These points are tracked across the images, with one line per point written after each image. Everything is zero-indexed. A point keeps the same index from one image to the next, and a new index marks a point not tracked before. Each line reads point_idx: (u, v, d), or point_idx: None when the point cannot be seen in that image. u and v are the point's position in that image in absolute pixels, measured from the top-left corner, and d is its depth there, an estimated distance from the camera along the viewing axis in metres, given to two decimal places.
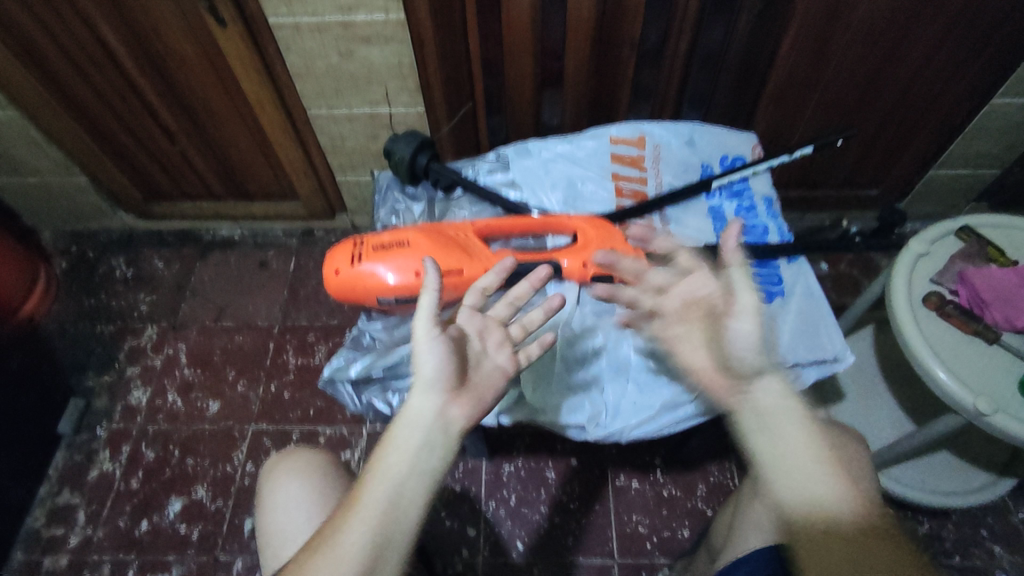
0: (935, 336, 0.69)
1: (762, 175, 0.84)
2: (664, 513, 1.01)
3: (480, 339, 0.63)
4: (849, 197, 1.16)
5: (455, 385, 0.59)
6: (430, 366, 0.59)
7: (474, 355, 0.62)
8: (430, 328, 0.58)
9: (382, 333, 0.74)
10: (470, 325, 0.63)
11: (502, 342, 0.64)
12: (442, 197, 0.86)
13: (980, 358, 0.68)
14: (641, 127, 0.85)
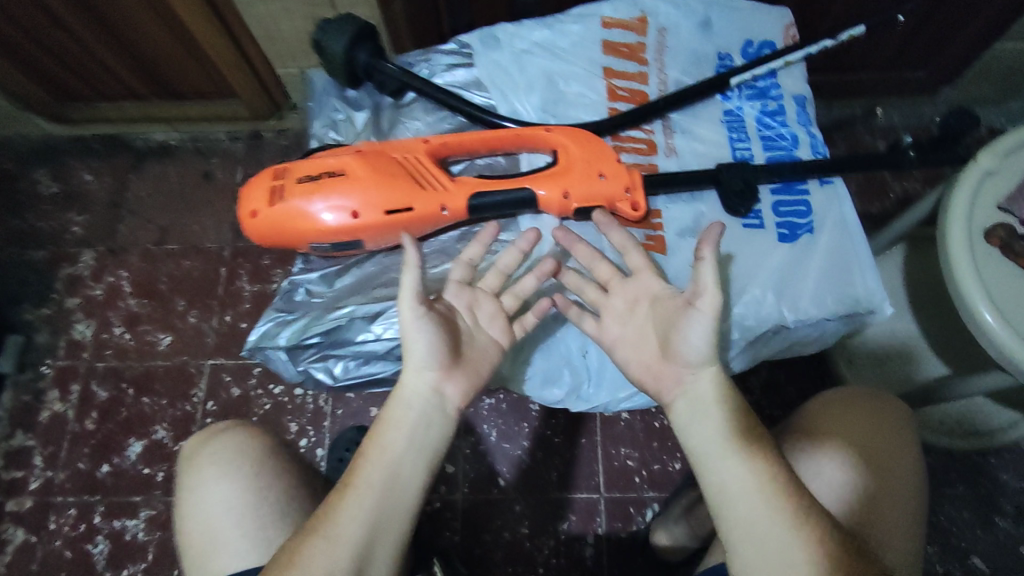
0: (995, 280, 0.56)
1: (795, 68, 0.66)
2: (654, 445, 0.95)
3: (471, 313, 0.53)
4: (889, 83, 0.97)
5: (451, 358, 0.49)
6: (421, 344, 0.48)
7: (466, 329, 0.52)
8: (418, 306, 0.48)
9: (319, 286, 0.61)
10: (458, 299, 0.53)
11: (496, 315, 0.53)
12: (391, 103, 0.69)
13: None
14: (642, 3, 0.65)
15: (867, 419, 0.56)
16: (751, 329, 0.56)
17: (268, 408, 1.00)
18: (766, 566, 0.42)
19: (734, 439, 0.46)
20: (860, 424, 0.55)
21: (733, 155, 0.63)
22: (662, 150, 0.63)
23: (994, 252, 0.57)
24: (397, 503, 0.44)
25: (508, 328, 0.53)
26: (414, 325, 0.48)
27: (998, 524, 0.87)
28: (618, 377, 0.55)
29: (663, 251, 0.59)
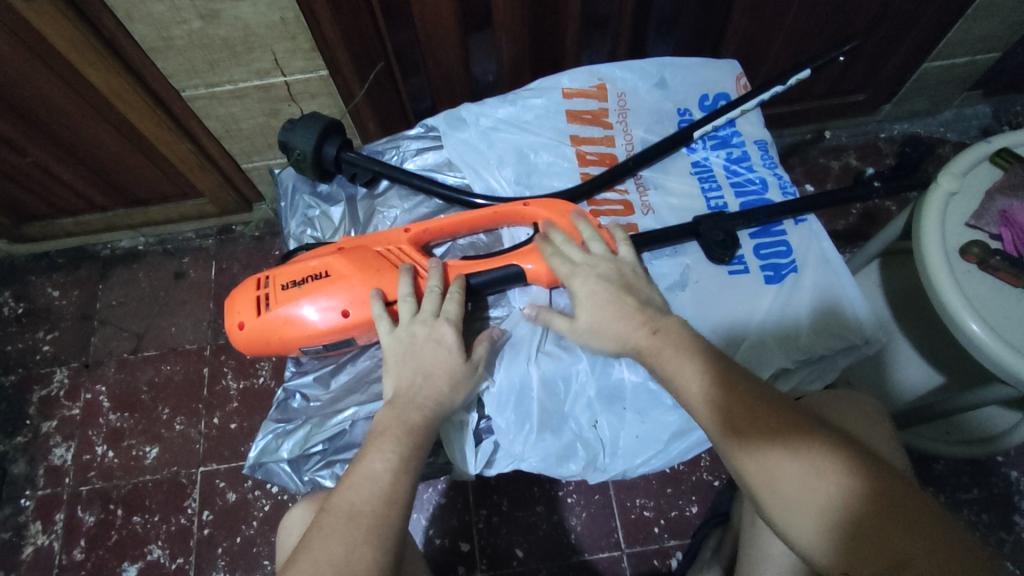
0: (576, 295, 0.53)
1: (751, 114, 0.68)
2: (667, 491, 0.94)
3: (454, 343, 0.53)
4: (835, 105, 1.07)
5: (434, 397, 0.50)
6: (412, 375, 0.51)
7: (451, 378, 0.51)
8: (463, 343, 0.53)
9: (317, 390, 0.59)
10: (451, 320, 0.54)
11: (468, 372, 0.52)
12: (365, 193, 0.69)
13: (627, 315, 0.50)
14: (598, 70, 0.67)
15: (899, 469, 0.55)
16: None
17: (269, 510, 0.93)
18: (759, 413, 0.42)
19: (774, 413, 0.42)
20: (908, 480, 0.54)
21: (708, 205, 0.64)
22: (638, 209, 0.65)
23: (608, 258, 0.55)
24: (397, 491, 0.43)
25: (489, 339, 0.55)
26: (470, 392, 0.53)
27: (1020, 523, 0.86)
28: (630, 445, 0.54)
29: None
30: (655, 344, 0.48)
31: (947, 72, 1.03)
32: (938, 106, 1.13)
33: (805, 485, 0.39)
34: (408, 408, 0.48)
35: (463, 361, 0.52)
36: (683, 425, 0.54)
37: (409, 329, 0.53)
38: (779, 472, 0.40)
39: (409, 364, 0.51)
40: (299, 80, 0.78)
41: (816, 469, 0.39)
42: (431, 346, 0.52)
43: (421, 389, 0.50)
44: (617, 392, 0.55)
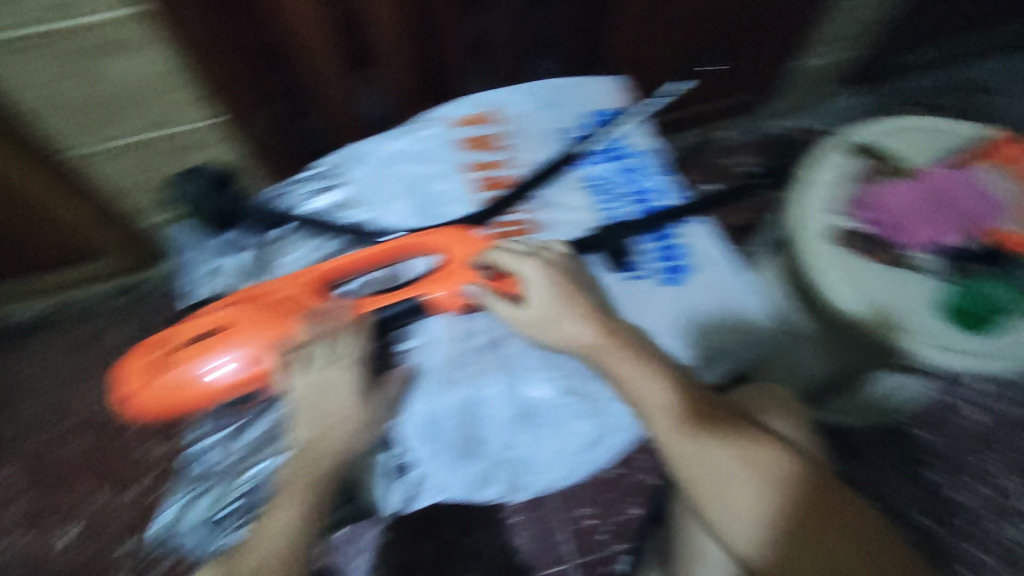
0: (529, 287, 0.53)
1: (640, 126, 0.71)
2: (609, 497, 0.95)
3: (357, 390, 0.50)
4: (723, 109, 1.13)
5: (338, 449, 0.48)
6: (314, 430, 0.48)
7: (354, 427, 0.49)
8: (367, 389, 0.51)
9: (217, 453, 0.58)
10: (353, 365, 0.50)
11: (372, 416, 0.51)
12: (260, 240, 0.66)
13: (581, 315, 0.51)
14: (487, 97, 0.69)
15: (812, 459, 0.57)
16: None
17: None
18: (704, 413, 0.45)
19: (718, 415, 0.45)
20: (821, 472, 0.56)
21: (604, 217, 0.67)
22: (539, 227, 0.66)
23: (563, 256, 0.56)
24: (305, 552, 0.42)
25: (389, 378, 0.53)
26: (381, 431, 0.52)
27: (927, 480, 0.93)
28: (551, 458, 0.56)
29: None
30: (607, 343, 0.50)
31: (817, 73, 1.12)
32: (820, 100, 1.21)
33: (743, 475, 0.41)
34: (311, 465, 0.47)
35: (366, 407, 0.50)
36: (600, 433, 0.56)
37: (309, 379, 0.49)
38: (728, 472, 0.42)
39: (310, 418, 0.49)
40: (185, 130, 0.72)
41: (755, 458, 0.42)
42: (333, 396, 0.49)
43: (322, 442, 0.48)
44: (533, 412, 0.56)
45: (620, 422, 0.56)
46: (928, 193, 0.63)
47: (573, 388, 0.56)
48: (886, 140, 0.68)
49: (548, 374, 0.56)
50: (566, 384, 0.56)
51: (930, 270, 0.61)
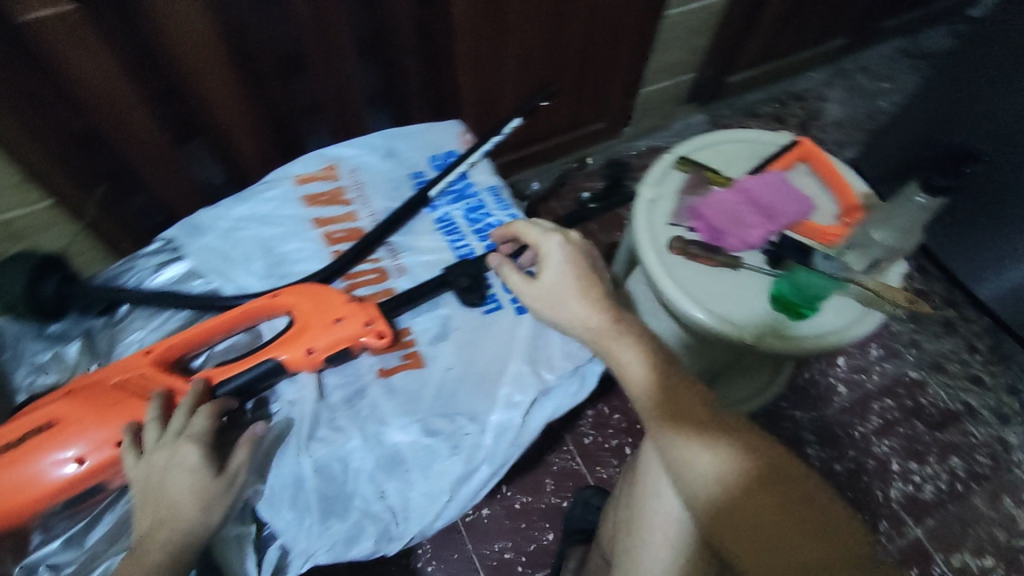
0: (548, 257, 0.57)
1: (481, 164, 0.75)
2: (521, 526, 0.95)
3: (200, 461, 0.50)
4: (583, 135, 1.20)
5: (185, 525, 0.47)
6: (157, 508, 0.48)
7: (200, 499, 0.48)
8: (209, 458, 0.50)
9: (66, 557, 0.53)
10: (194, 438, 0.50)
11: (222, 486, 0.50)
12: (102, 322, 0.64)
13: (592, 297, 0.55)
14: (326, 153, 0.70)
15: None
16: (521, 405, 0.58)
17: None
18: (681, 406, 0.50)
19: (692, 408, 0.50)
20: None
21: (457, 255, 0.69)
22: (393, 273, 0.67)
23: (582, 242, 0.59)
24: None
25: (248, 437, 0.53)
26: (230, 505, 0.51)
27: (809, 453, 1.00)
28: (421, 502, 0.56)
29: (422, 364, 0.60)
30: (613, 330, 0.54)
31: (660, 93, 1.22)
32: (667, 120, 1.32)
33: (717, 464, 0.46)
34: (153, 545, 0.46)
35: (213, 478, 0.50)
36: (464, 470, 0.57)
37: (148, 460, 0.50)
38: (698, 461, 0.47)
39: (151, 498, 0.48)
40: (17, 216, 0.67)
41: (723, 448, 0.47)
42: (174, 472, 0.49)
43: (166, 521, 0.47)
44: (396, 458, 0.56)
45: (482, 456, 0.57)
46: (740, 198, 0.69)
47: (431, 428, 0.57)
48: (702, 154, 0.76)
49: (406, 419, 0.57)
50: (424, 425, 0.57)
51: (750, 266, 0.68)
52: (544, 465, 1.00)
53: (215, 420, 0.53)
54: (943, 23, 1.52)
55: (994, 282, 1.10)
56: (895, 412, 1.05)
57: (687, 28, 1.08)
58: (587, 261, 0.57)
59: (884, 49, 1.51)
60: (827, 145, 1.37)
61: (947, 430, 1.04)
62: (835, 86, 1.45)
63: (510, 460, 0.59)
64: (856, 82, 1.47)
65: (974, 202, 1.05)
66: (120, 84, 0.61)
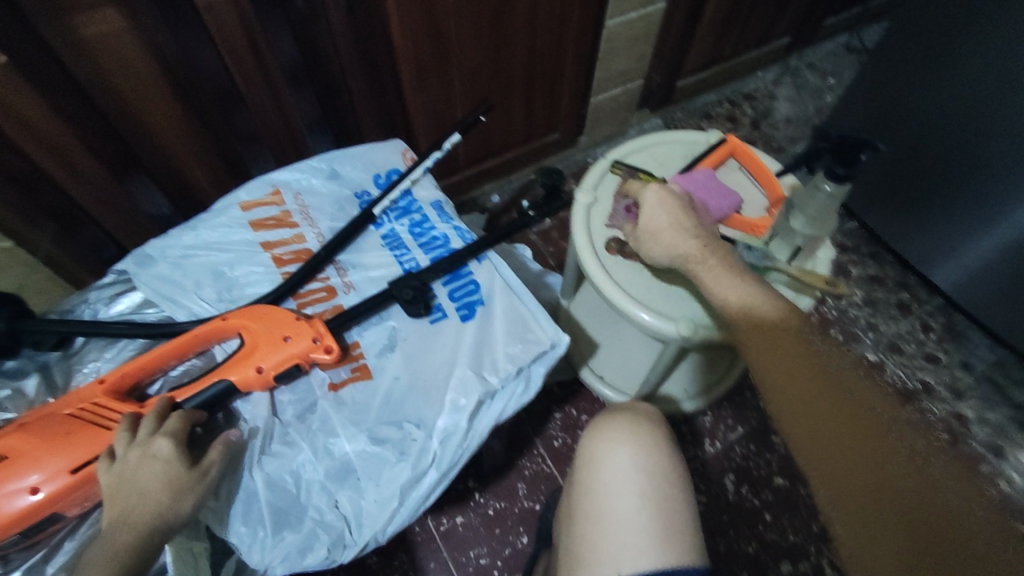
0: (646, 201, 0.67)
1: (423, 180, 0.77)
2: (496, 532, 0.97)
3: (172, 455, 0.52)
4: (540, 146, 1.23)
5: (156, 512, 0.50)
6: (128, 496, 0.50)
7: (172, 489, 0.51)
8: (182, 452, 0.52)
9: None
10: (171, 434, 0.53)
11: (191, 482, 0.52)
12: (58, 355, 0.67)
13: (680, 228, 0.64)
14: (271, 179, 0.73)
15: (632, 440, 0.63)
16: (465, 408, 0.60)
17: None
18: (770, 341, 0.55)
19: (774, 341, 0.55)
20: (642, 447, 0.63)
21: (403, 268, 0.71)
22: (341, 289, 0.69)
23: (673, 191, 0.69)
24: None
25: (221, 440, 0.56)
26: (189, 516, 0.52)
27: (775, 441, 1.03)
28: (372, 509, 0.57)
29: (370, 376, 0.62)
30: (702, 255, 0.62)
31: (612, 101, 1.26)
32: (622, 126, 1.36)
33: (796, 401, 0.51)
34: (122, 529, 0.48)
35: (185, 469, 0.52)
36: (413, 475, 0.58)
37: (122, 456, 0.52)
38: (776, 397, 0.53)
39: (123, 487, 0.50)
40: None
41: (797, 386, 0.52)
42: (144, 465, 0.51)
43: (136, 507, 0.49)
44: (347, 467, 0.58)
45: (431, 459, 0.59)
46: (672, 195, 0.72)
47: (378, 436, 0.59)
48: (633, 159, 0.80)
49: (353, 430, 0.59)
50: (372, 433, 0.59)
51: None
52: (517, 470, 1.02)
53: (187, 425, 0.55)
54: (882, 18, 1.58)
55: (944, 263, 1.13)
56: None
57: (630, 36, 1.12)
58: (676, 201, 0.66)
59: (827, 46, 1.56)
60: (779, 141, 1.41)
61: (907, 410, 1.06)
62: (783, 84, 1.50)
63: (459, 462, 0.60)
64: (803, 79, 1.52)
65: (916, 186, 1.09)
66: (55, 121, 0.64)
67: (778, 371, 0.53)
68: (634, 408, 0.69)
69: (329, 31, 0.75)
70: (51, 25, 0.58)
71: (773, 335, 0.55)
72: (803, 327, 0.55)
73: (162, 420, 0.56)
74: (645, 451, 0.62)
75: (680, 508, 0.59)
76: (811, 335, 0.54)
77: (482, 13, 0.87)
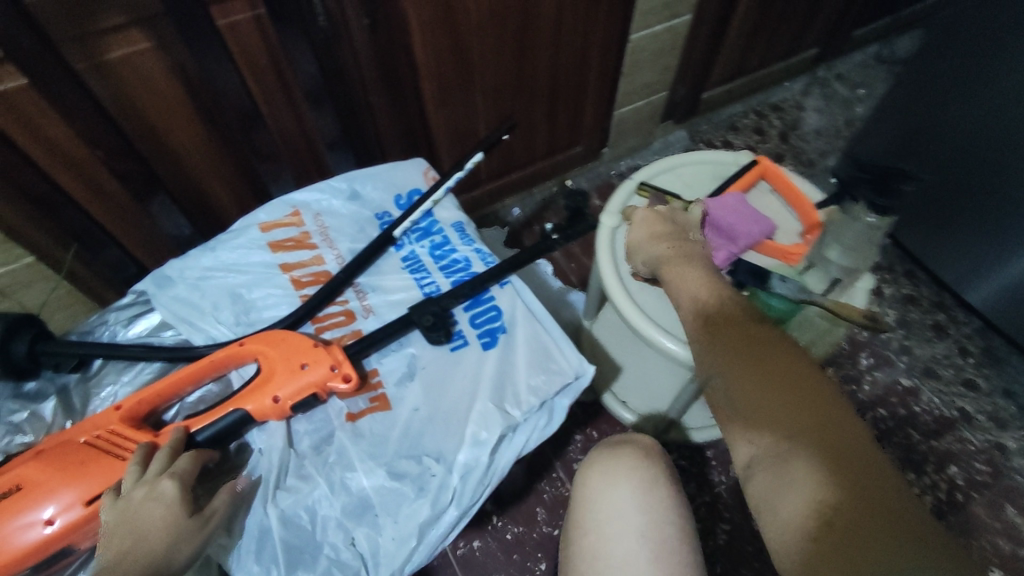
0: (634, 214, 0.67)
1: (445, 201, 0.76)
2: (514, 558, 0.94)
3: (177, 500, 0.51)
4: (562, 160, 1.21)
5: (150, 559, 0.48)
6: (125, 540, 0.48)
7: (170, 536, 0.49)
8: (186, 497, 0.51)
9: None
10: (180, 476, 0.52)
11: (193, 529, 0.51)
12: (77, 378, 0.66)
13: (659, 229, 0.63)
14: (290, 200, 0.72)
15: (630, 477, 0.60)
16: (487, 443, 0.58)
17: None
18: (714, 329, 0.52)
19: (719, 328, 0.51)
20: (641, 484, 0.60)
21: (423, 292, 0.69)
22: (360, 314, 0.68)
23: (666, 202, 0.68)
24: None
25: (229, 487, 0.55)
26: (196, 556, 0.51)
27: None
28: (390, 547, 0.56)
29: (389, 406, 0.60)
30: (669, 255, 0.61)
31: (636, 114, 1.23)
32: (646, 139, 1.33)
33: (734, 391, 0.48)
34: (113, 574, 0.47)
35: (185, 515, 0.51)
36: (432, 512, 0.56)
37: (125, 495, 0.50)
38: (717, 385, 0.50)
39: (123, 529, 0.48)
40: None
41: (733, 374, 0.48)
42: (147, 507, 0.49)
43: (132, 551, 0.48)
44: (365, 503, 0.56)
45: (451, 495, 0.57)
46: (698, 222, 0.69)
47: (397, 471, 0.57)
48: (661, 180, 0.77)
49: (371, 463, 0.57)
50: (390, 468, 0.57)
51: None
52: (536, 493, 0.99)
53: (197, 466, 0.55)
54: (915, 27, 1.53)
55: (983, 284, 1.08)
56: (889, 422, 1.03)
57: (655, 49, 1.09)
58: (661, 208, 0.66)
59: (858, 56, 1.52)
60: (809, 154, 1.37)
61: (944, 439, 1.02)
62: (812, 95, 1.46)
63: (478, 499, 0.58)
64: (833, 90, 1.47)
65: (954, 205, 1.04)
66: (77, 144, 0.63)
67: (719, 360, 0.50)
68: (633, 440, 0.65)
69: (349, 49, 0.74)
70: (82, 55, 0.58)
71: (718, 323, 0.52)
72: (742, 312, 0.52)
73: (175, 457, 0.55)
74: (639, 488, 0.59)
75: (682, 548, 0.56)
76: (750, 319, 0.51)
77: (505, 28, 0.85)
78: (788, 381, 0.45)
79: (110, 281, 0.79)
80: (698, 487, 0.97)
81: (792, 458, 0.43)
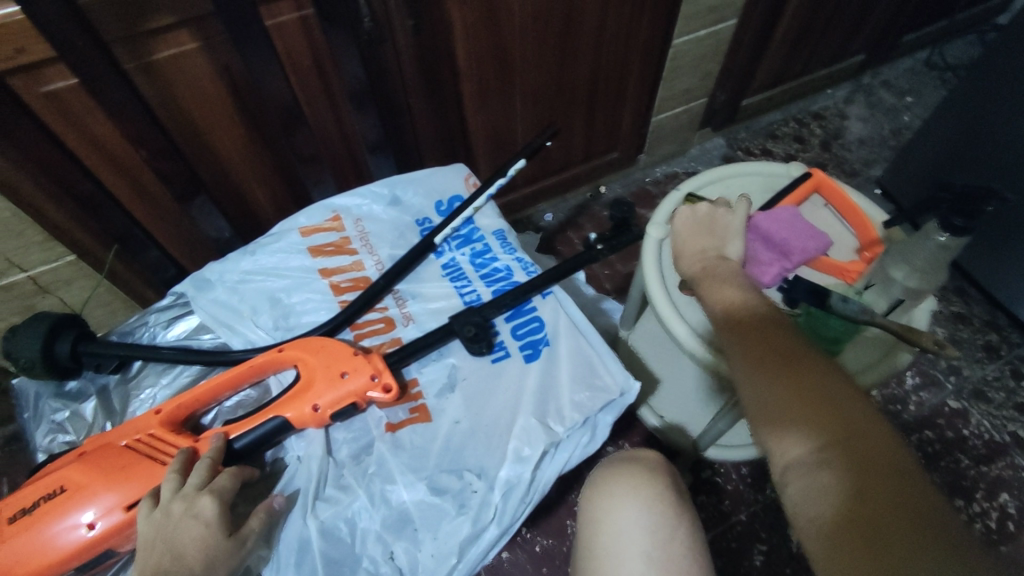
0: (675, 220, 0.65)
1: (486, 208, 0.74)
2: (543, 571, 0.92)
3: (216, 518, 0.50)
4: (598, 166, 1.19)
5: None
6: (164, 555, 0.47)
7: (208, 556, 0.48)
8: (224, 516, 0.50)
9: None
10: (219, 495, 0.51)
11: (230, 548, 0.50)
12: (117, 379, 0.66)
13: (703, 236, 0.62)
14: (331, 204, 0.71)
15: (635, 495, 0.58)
16: (529, 459, 0.56)
17: None
18: (756, 337, 0.51)
19: (762, 336, 0.50)
20: (646, 503, 0.57)
21: (463, 301, 0.67)
22: (399, 321, 0.66)
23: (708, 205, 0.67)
24: None
25: (267, 505, 0.54)
26: (232, 568, 0.50)
27: None
28: (429, 563, 0.54)
29: (429, 418, 0.59)
30: (712, 263, 0.60)
31: (674, 120, 1.21)
32: (682, 146, 1.30)
33: (775, 397, 0.46)
34: None
35: (223, 535, 0.50)
36: (473, 530, 0.55)
37: (164, 508, 0.50)
38: (755, 391, 0.48)
39: (162, 543, 0.48)
40: (44, 271, 0.70)
41: (775, 381, 0.47)
42: (187, 523, 0.49)
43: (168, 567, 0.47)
44: (404, 517, 0.55)
45: (492, 513, 0.55)
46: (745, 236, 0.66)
47: (438, 486, 0.55)
48: (708, 191, 0.75)
49: (412, 477, 0.56)
50: (431, 482, 0.55)
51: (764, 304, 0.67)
52: (566, 505, 0.98)
53: (236, 483, 0.54)
54: (963, 34, 1.48)
55: None
56: (935, 444, 0.99)
57: (697, 54, 1.07)
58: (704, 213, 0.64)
59: (902, 63, 1.48)
60: (852, 164, 1.33)
61: (993, 464, 0.97)
62: (855, 103, 1.42)
63: (519, 517, 0.57)
64: (877, 98, 1.43)
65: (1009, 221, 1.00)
66: (122, 144, 0.63)
67: (763, 366, 0.48)
68: (639, 457, 0.63)
69: (392, 51, 0.73)
70: (128, 52, 0.58)
71: (763, 332, 0.51)
72: (780, 325, 0.51)
73: (213, 470, 0.54)
74: (649, 507, 0.57)
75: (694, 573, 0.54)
76: (791, 332, 0.51)
77: (548, 32, 0.84)
78: (827, 394, 0.45)
79: (149, 281, 0.79)
80: (733, 505, 0.95)
81: (825, 467, 0.42)
